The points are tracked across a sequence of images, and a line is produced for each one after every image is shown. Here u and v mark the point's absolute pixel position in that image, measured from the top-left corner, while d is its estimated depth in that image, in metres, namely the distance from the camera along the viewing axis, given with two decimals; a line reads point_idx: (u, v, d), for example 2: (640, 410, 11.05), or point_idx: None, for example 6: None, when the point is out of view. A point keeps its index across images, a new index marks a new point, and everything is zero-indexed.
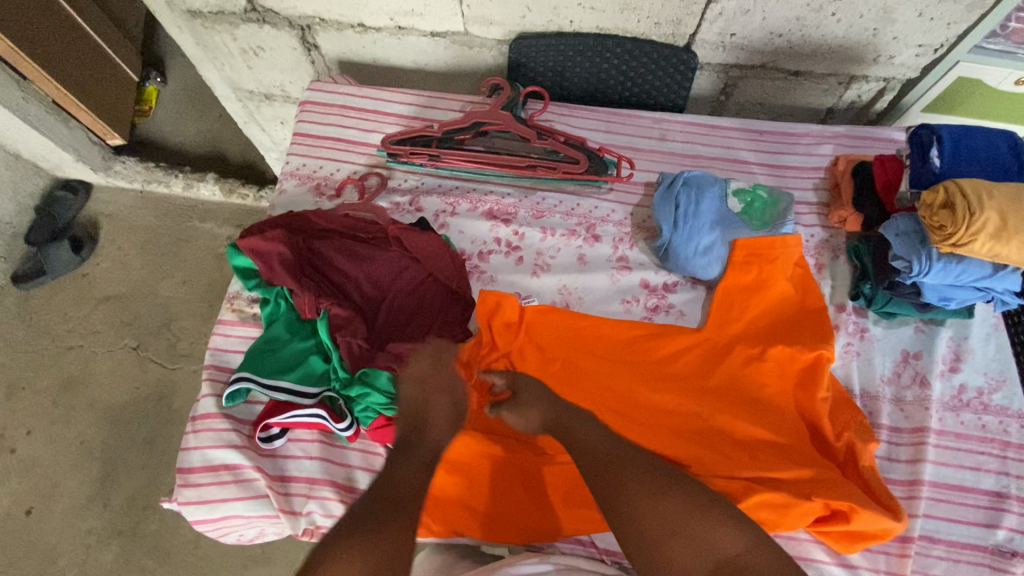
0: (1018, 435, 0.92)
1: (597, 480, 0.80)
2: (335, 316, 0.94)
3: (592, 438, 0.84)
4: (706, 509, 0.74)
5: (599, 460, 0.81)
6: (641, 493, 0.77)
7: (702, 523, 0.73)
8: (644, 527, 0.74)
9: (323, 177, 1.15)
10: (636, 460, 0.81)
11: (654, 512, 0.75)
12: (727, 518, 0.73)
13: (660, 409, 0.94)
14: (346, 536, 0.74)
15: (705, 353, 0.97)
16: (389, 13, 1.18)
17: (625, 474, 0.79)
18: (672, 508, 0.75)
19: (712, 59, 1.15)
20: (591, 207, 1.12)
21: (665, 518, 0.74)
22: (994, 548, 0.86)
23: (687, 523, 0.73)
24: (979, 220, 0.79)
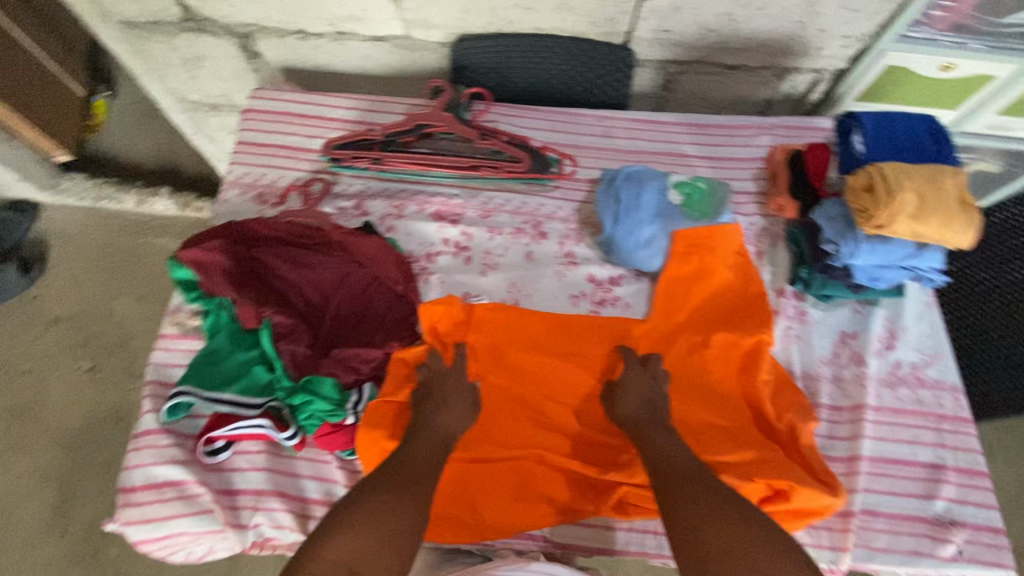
0: (952, 408, 0.96)
1: (663, 492, 0.79)
2: (278, 325, 0.93)
3: (671, 452, 0.83)
4: (773, 546, 0.70)
5: (670, 476, 0.80)
6: (708, 511, 0.74)
7: (762, 552, 0.69)
8: (702, 542, 0.71)
9: (266, 184, 1.13)
10: (708, 483, 0.78)
11: (716, 528, 0.72)
12: (796, 563, 0.68)
13: None
14: (349, 512, 0.73)
15: (657, 344, 0.99)
16: (328, 19, 1.17)
17: (695, 495, 0.77)
18: (737, 531, 0.72)
19: (650, 56, 1.17)
20: (538, 205, 1.13)
21: (728, 537, 0.71)
22: (933, 518, 0.89)
23: (748, 546, 0.70)
24: (899, 202, 0.82)
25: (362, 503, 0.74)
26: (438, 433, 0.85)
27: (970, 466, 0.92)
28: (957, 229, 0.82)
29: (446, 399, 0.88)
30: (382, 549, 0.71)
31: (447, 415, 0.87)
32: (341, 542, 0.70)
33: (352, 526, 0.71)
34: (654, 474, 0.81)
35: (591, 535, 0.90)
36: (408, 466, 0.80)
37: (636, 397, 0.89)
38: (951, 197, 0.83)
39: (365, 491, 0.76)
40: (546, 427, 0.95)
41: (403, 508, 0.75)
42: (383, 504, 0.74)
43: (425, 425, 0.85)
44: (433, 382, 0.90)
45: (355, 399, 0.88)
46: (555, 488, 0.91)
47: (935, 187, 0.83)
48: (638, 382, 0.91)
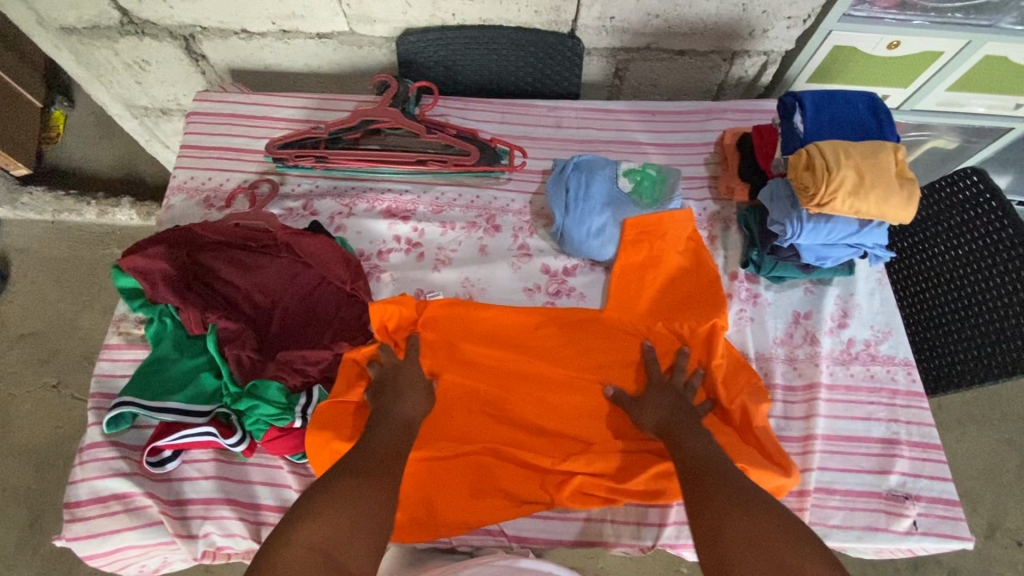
0: (905, 382, 0.96)
1: (690, 486, 0.76)
2: (223, 330, 0.91)
3: (699, 449, 0.80)
4: (793, 538, 0.68)
5: (697, 472, 0.77)
6: (729, 504, 0.72)
7: (785, 546, 0.67)
8: (723, 537, 0.70)
9: (212, 188, 1.11)
10: (730, 476, 0.76)
11: (736, 522, 0.70)
12: (810, 552, 0.66)
13: (565, 393, 0.93)
14: (322, 499, 0.72)
15: (619, 333, 0.97)
16: (270, 17, 1.15)
17: (718, 488, 0.74)
18: (760, 524, 0.70)
19: (598, 44, 1.17)
20: (490, 198, 1.12)
21: (749, 529, 0.70)
22: (888, 493, 0.89)
23: (771, 538, 0.68)
24: (837, 178, 0.82)
25: (333, 490, 0.73)
26: (402, 419, 0.84)
27: (925, 440, 0.92)
28: (897, 204, 0.83)
29: (403, 389, 0.86)
30: (356, 535, 0.70)
31: (408, 403, 0.85)
32: (313, 529, 0.69)
33: (324, 512, 0.70)
34: (685, 468, 0.78)
35: (549, 528, 0.89)
36: (376, 453, 0.79)
37: (661, 401, 0.87)
38: (890, 171, 0.84)
39: (334, 479, 0.75)
40: (504, 421, 0.92)
41: (376, 494, 0.74)
42: (355, 490, 0.74)
43: (387, 412, 0.84)
44: (389, 373, 0.88)
45: (304, 401, 0.87)
46: (514, 482, 0.88)
47: (874, 163, 0.83)
48: (661, 388, 0.89)
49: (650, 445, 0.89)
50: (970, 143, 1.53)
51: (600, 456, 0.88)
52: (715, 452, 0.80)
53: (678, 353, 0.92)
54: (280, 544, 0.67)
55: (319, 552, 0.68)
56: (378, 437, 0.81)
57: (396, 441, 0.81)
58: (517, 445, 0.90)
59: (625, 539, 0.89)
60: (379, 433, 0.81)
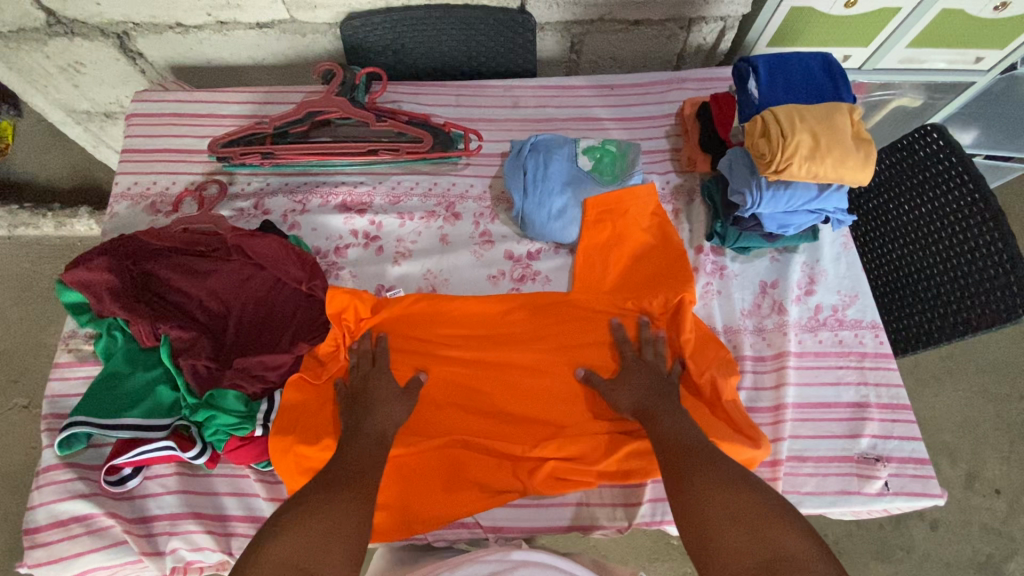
0: (872, 345, 0.96)
1: (666, 465, 0.76)
2: (177, 340, 0.87)
3: (678, 429, 0.79)
4: (777, 515, 0.66)
5: (675, 449, 0.77)
6: (708, 480, 0.71)
7: (769, 519, 0.66)
8: (706, 517, 0.68)
9: (158, 193, 1.07)
10: (705, 453, 0.75)
11: (717, 498, 0.69)
12: (797, 531, 0.64)
13: (535, 378, 0.91)
14: (296, 513, 0.67)
15: (591, 317, 0.95)
16: (205, 8, 1.09)
17: (692, 461, 0.74)
18: (741, 500, 0.68)
19: (550, 18, 1.13)
20: (448, 184, 1.09)
21: (731, 504, 0.68)
22: (859, 456, 0.89)
23: (755, 513, 0.67)
24: (792, 143, 0.80)
25: (311, 503, 0.69)
26: (372, 434, 0.80)
27: (894, 401, 0.92)
28: (853, 165, 0.81)
29: (374, 401, 0.83)
30: (331, 546, 0.65)
31: (379, 414, 0.82)
32: (281, 544, 0.64)
33: (296, 525, 0.66)
34: (664, 449, 0.78)
35: (523, 516, 0.89)
36: (351, 468, 0.75)
37: (637, 381, 0.86)
38: (846, 133, 0.82)
39: (305, 494, 0.70)
40: (478, 412, 0.90)
41: (352, 504, 0.70)
42: (328, 500, 0.69)
43: (358, 428, 0.80)
44: (361, 385, 0.85)
45: (266, 408, 0.85)
46: (486, 473, 0.87)
47: (828, 126, 0.82)
48: (636, 366, 0.88)
49: (620, 425, 0.88)
50: (935, 100, 1.51)
51: (569, 440, 0.87)
52: (693, 432, 0.79)
53: (641, 325, 0.92)
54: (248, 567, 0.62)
55: (292, 565, 0.62)
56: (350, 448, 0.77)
57: (366, 447, 0.78)
58: (486, 436, 0.88)
59: (601, 521, 0.89)
60: (350, 448, 0.77)
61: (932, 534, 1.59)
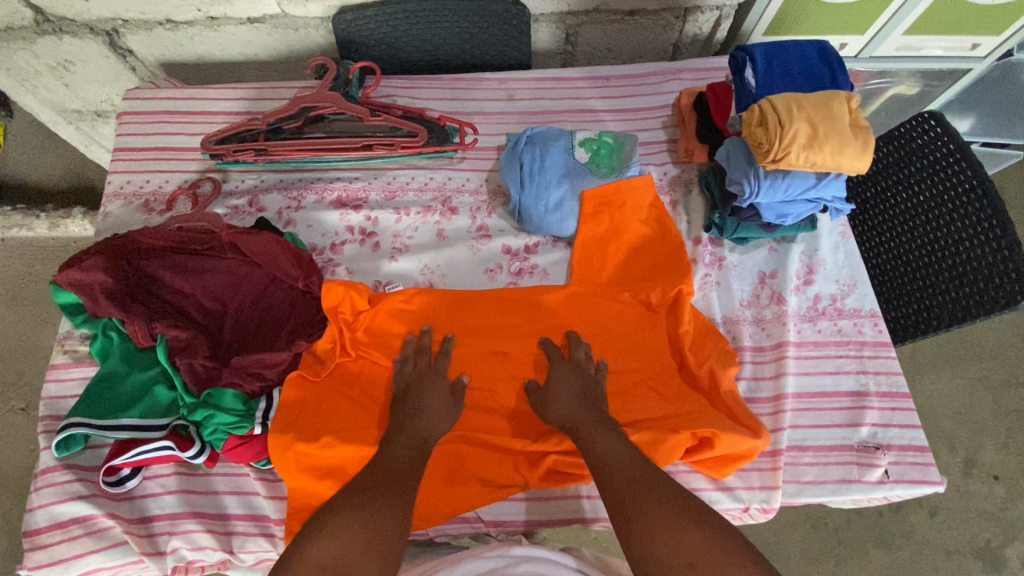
0: (872, 334, 0.96)
1: (608, 497, 0.72)
2: (174, 339, 0.86)
3: (614, 449, 0.76)
4: (733, 564, 0.63)
5: (615, 480, 0.73)
6: (657, 521, 0.67)
7: (725, 567, 0.62)
8: (658, 561, 0.64)
9: (151, 191, 1.06)
10: (653, 486, 0.71)
11: (670, 542, 0.65)
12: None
13: (501, 385, 0.90)
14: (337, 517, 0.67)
15: (574, 313, 0.94)
16: (194, 4, 1.08)
17: (638, 494, 0.70)
18: (696, 545, 0.64)
19: (545, 10, 1.12)
20: (444, 178, 1.08)
21: (684, 550, 0.64)
22: (859, 445, 0.89)
23: (709, 558, 0.63)
24: (789, 132, 0.80)
25: (351, 506, 0.69)
26: (416, 436, 0.80)
27: (894, 389, 0.92)
28: (851, 153, 0.81)
29: (422, 404, 0.83)
30: (371, 555, 0.65)
31: (427, 419, 0.82)
32: (324, 545, 0.65)
33: (339, 528, 0.66)
34: (599, 470, 0.75)
35: (524, 509, 0.89)
36: (393, 469, 0.75)
37: (567, 390, 0.84)
38: (844, 122, 0.82)
39: (353, 495, 0.70)
40: (476, 407, 0.89)
41: (394, 510, 0.70)
42: (374, 504, 0.69)
43: (401, 430, 0.80)
44: (406, 388, 0.85)
45: (264, 406, 0.84)
46: (485, 467, 0.86)
47: (825, 113, 0.82)
48: (565, 373, 0.86)
49: None
50: (931, 88, 1.51)
51: None
52: (628, 452, 0.76)
53: (570, 340, 0.90)
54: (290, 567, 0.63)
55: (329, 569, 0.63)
56: (393, 448, 0.78)
57: (403, 451, 0.78)
58: (487, 430, 0.88)
59: (603, 513, 0.89)
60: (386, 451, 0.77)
61: (930, 521, 1.60)
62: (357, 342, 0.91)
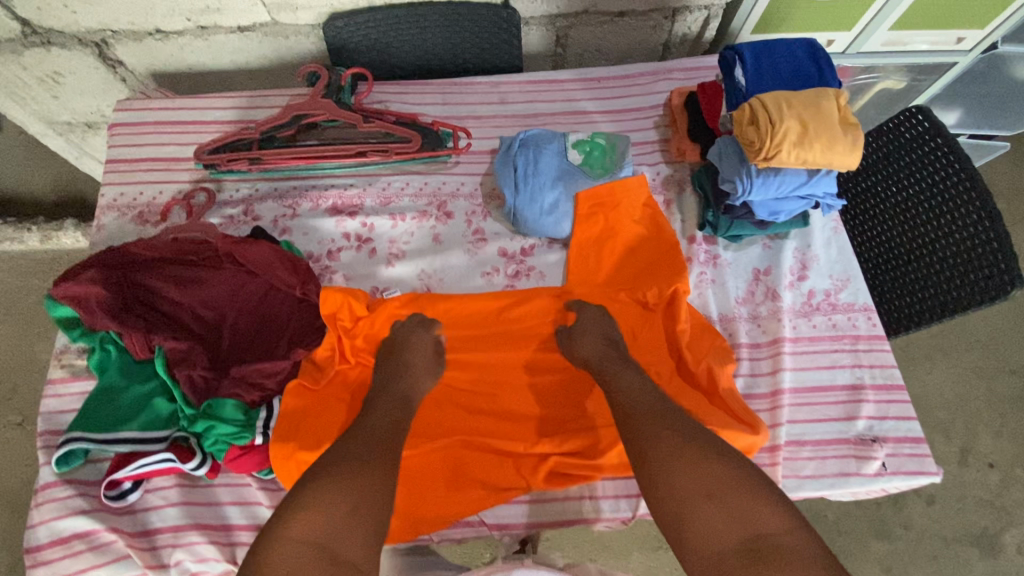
0: (866, 328, 0.97)
1: (627, 439, 0.75)
2: (173, 351, 0.86)
3: (635, 390, 0.80)
4: (750, 487, 0.66)
5: (635, 418, 0.76)
6: (676, 458, 0.70)
7: (740, 490, 0.66)
8: (678, 494, 0.68)
9: (145, 203, 1.05)
10: (669, 418, 0.75)
11: (688, 475, 0.68)
12: (768, 503, 0.64)
13: (513, 378, 0.92)
14: (318, 481, 0.67)
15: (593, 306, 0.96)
16: (184, 13, 1.08)
17: (659, 431, 0.74)
18: (713, 474, 0.68)
19: (534, 13, 1.13)
20: (439, 183, 1.08)
21: (703, 481, 0.67)
22: (857, 438, 0.90)
23: (726, 488, 0.66)
24: (780, 130, 0.81)
25: (333, 470, 0.69)
26: (400, 393, 0.83)
27: (889, 382, 0.93)
28: (842, 150, 0.82)
29: (410, 364, 0.85)
30: (358, 521, 0.65)
31: (411, 377, 0.85)
32: (305, 520, 0.62)
33: (321, 492, 0.65)
34: (620, 411, 0.78)
35: (526, 512, 0.88)
36: (377, 431, 0.76)
37: (598, 333, 0.88)
38: (833, 118, 0.83)
39: (334, 458, 0.71)
40: (478, 411, 0.90)
41: (374, 475, 0.70)
42: (356, 469, 0.69)
43: (386, 387, 0.83)
44: (394, 345, 0.88)
45: (265, 416, 0.84)
46: (488, 471, 0.86)
47: (816, 111, 0.82)
48: (599, 321, 0.89)
49: None
50: (918, 82, 1.52)
51: (569, 436, 0.87)
52: (647, 395, 0.79)
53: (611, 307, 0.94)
54: (275, 533, 0.62)
55: (316, 544, 0.61)
56: (372, 415, 0.79)
57: (389, 406, 0.81)
58: (488, 435, 0.88)
59: (606, 514, 0.87)
60: (374, 408, 0.80)
61: (928, 510, 1.62)
62: (356, 349, 0.92)
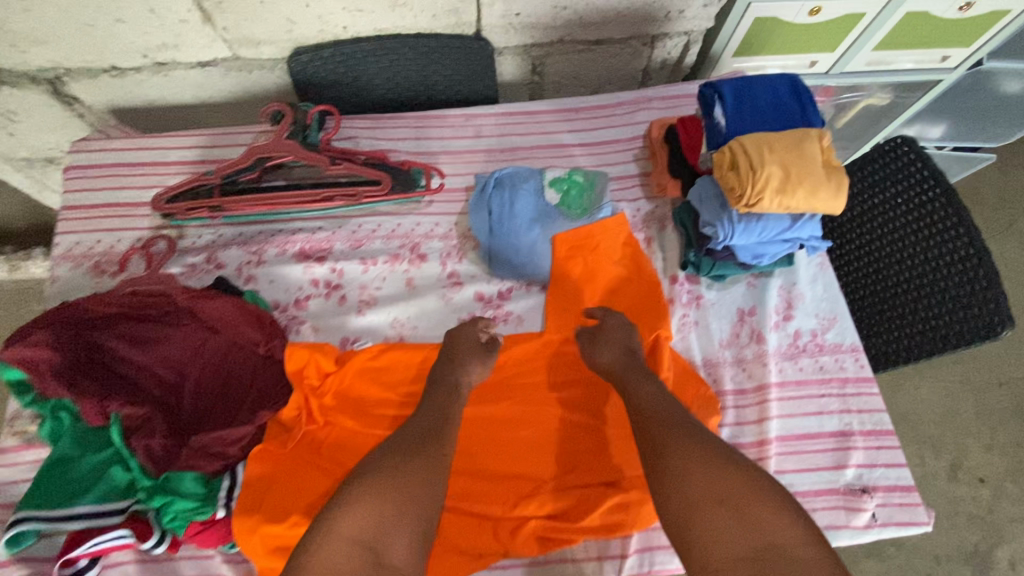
0: (854, 370, 0.94)
1: (643, 443, 0.71)
2: (130, 418, 0.82)
3: (654, 397, 0.76)
4: (764, 494, 0.61)
5: (651, 424, 0.72)
6: (691, 460, 0.65)
7: (753, 497, 0.61)
8: (688, 495, 0.63)
9: (102, 252, 1.00)
10: (685, 424, 0.71)
11: (702, 477, 0.63)
12: (785, 516, 0.59)
13: (491, 433, 0.88)
14: (363, 481, 0.64)
15: (574, 355, 0.93)
16: (140, 50, 1.02)
17: (677, 436, 0.69)
18: (725, 480, 0.62)
19: (508, 43, 1.08)
20: (412, 224, 1.04)
21: (717, 485, 0.62)
22: (846, 488, 0.87)
23: (741, 496, 0.61)
24: (762, 176, 0.77)
25: (383, 467, 0.66)
26: (453, 383, 0.81)
27: (877, 427, 0.91)
28: (826, 196, 0.78)
29: (459, 355, 0.84)
30: (405, 519, 0.63)
31: (464, 370, 0.83)
32: (355, 516, 0.61)
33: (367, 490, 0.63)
34: (637, 420, 0.74)
35: None
36: (428, 426, 0.74)
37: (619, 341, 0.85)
38: (817, 161, 0.79)
39: (385, 455, 0.69)
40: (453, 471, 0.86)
41: (423, 467, 0.68)
42: (409, 465, 0.67)
43: (438, 379, 0.82)
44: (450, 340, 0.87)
45: (227, 485, 0.79)
46: (464, 537, 0.82)
47: (801, 155, 0.79)
48: (618, 327, 0.87)
49: (603, 476, 0.84)
50: (902, 99, 1.50)
51: (551, 496, 0.83)
52: (663, 401, 0.74)
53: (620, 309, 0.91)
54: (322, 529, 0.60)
55: (364, 544, 0.59)
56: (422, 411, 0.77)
57: (441, 398, 0.79)
58: (463, 498, 0.84)
59: None
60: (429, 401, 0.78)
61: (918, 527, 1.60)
62: (325, 408, 0.88)
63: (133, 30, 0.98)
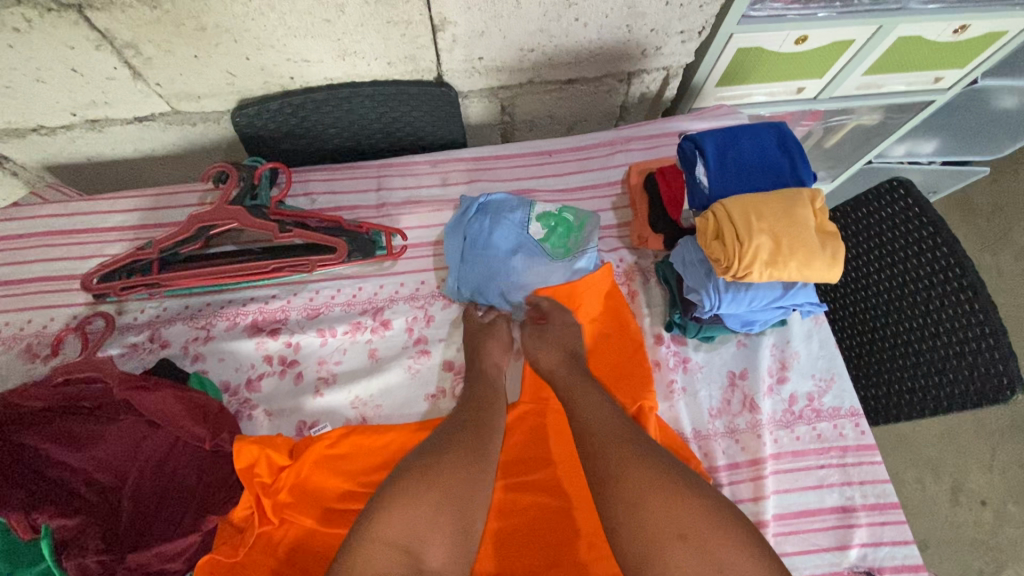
0: (854, 437, 0.87)
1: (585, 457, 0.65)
2: (62, 531, 0.72)
3: (599, 413, 0.69)
4: (729, 529, 0.56)
5: (599, 441, 0.65)
6: (646, 487, 0.59)
7: (716, 531, 0.56)
8: (643, 528, 0.57)
9: (34, 333, 0.91)
10: (640, 442, 0.65)
11: (658, 509, 0.57)
12: (750, 552, 0.55)
13: None
14: (398, 484, 0.63)
15: (558, 431, 0.86)
16: (68, 108, 0.93)
17: (630, 459, 0.62)
18: (683, 513, 0.57)
19: (473, 86, 1.00)
20: (374, 289, 0.96)
21: (676, 519, 0.57)
22: (850, 571, 0.81)
23: (702, 530, 0.56)
24: (750, 249, 0.70)
25: (420, 466, 0.65)
26: (492, 372, 0.83)
27: (882, 501, 0.84)
28: (820, 267, 0.71)
29: (491, 348, 0.86)
30: (445, 519, 0.62)
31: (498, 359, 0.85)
32: (394, 520, 0.59)
33: (404, 497, 0.61)
34: (582, 438, 0.67)
35: None
36: (473, 410, 0.75)
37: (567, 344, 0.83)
38: (810, 228, 0.72)
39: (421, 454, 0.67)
40: None
41: (466, 462, 0.66)
42: (447, 461, 0.66)
43: (477, 370, 0.83)
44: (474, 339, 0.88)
45: None
46: None
47: (793, 223, 0.71)
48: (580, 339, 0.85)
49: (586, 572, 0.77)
50: (893, 119, 1.42)
51: None
52: (614, 417, 0.69)
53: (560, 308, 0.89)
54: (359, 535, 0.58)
55: (401, 548, 0.58)
56: (468, 400, 0.77)
57: (486, 386, 0.80)
58: None
59: None
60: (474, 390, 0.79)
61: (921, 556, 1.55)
62: (279, 506, 0.79)
63: (57, 90, 0.89)
